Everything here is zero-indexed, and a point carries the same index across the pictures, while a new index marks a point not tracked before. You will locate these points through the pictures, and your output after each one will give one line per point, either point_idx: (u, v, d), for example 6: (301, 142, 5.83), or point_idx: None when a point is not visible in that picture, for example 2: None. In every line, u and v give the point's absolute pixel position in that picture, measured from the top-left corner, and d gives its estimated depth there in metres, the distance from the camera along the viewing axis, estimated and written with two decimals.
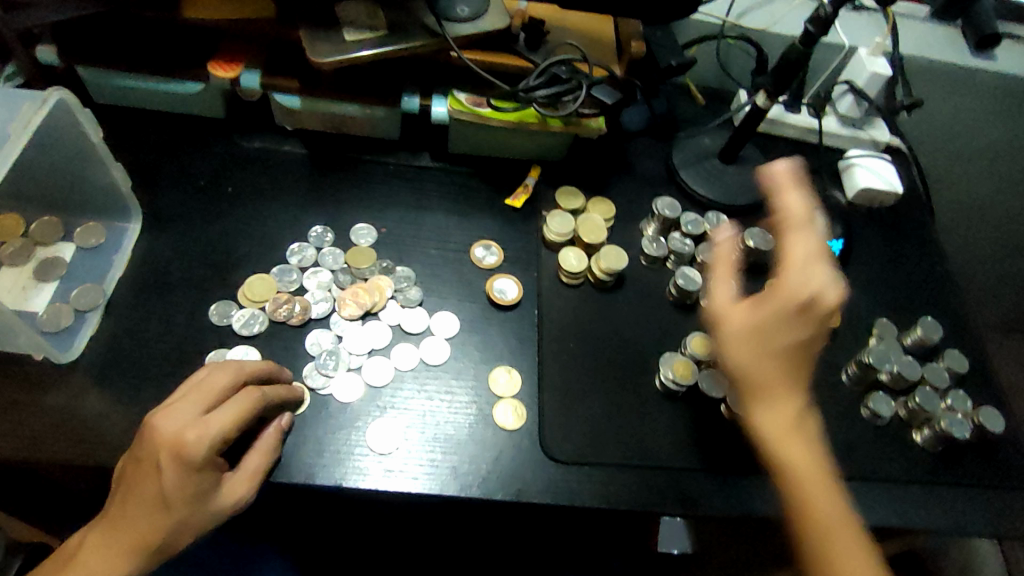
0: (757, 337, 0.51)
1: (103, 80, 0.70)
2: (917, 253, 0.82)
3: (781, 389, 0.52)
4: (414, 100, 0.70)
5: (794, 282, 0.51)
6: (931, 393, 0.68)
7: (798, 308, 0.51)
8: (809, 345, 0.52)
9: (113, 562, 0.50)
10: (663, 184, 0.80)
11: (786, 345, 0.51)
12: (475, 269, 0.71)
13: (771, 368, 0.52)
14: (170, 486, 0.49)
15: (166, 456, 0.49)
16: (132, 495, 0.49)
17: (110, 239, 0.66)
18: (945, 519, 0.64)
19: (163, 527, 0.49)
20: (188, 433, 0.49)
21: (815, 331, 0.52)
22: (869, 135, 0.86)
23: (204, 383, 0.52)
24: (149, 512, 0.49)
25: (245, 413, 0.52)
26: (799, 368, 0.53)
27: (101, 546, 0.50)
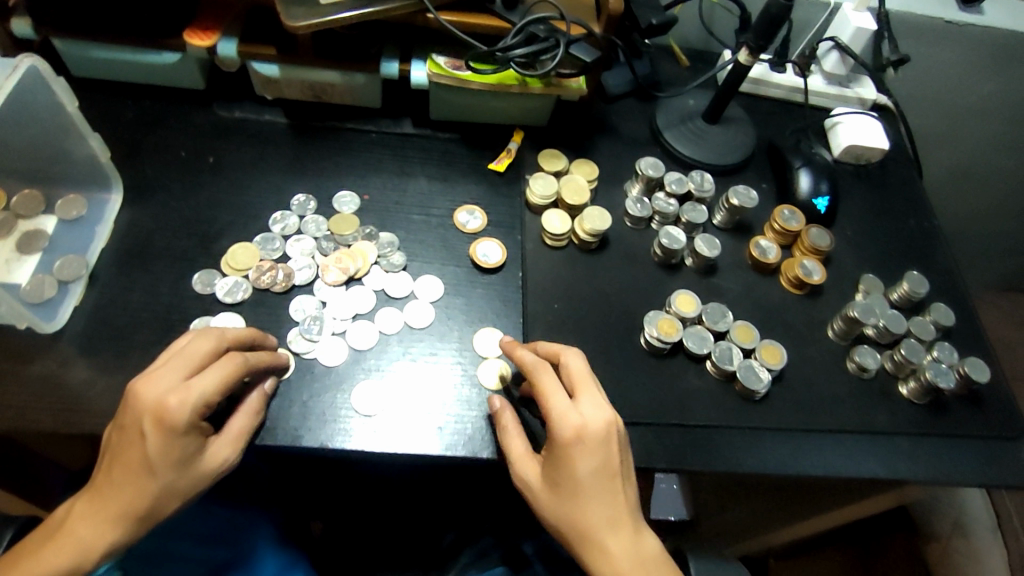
0: (556, 489, 0.52)
1: (78, 51, 0.69)
2: (904, 209, 0.82)
3: (605, 526, 0.52)
4: (393, 65, 0.70)
5: (552, 424, 0.52)
6: (917, 345, 0.69)
7: (565, 449, 0.51)
8: (611, 470, 0.52)
9: (100, 529, 0.49)
10: (647, 145, 0.80)
11: (583, 483, 0.51)
12: (458, 234, 0.71)
13: (588, 510, 0.52)
14: (155, 452, 0.48)
15: (149, 421, 0.48)
16: (117, 462, 0.49)
17: (92, 211, 0.66)
18: (932, 469, 0.65)
19: (149, 494, 0.49)
20: (171, 399, 0.48)
21: (607, 455, 0.52)
22: (857, 93, 0.85)
23: (186, 350, 0.52)
24: (134, 479, 0.49)
25: (229, 378, 0.52)
26: (614, 495, 0.52)
27: (88, 514, 0.49)
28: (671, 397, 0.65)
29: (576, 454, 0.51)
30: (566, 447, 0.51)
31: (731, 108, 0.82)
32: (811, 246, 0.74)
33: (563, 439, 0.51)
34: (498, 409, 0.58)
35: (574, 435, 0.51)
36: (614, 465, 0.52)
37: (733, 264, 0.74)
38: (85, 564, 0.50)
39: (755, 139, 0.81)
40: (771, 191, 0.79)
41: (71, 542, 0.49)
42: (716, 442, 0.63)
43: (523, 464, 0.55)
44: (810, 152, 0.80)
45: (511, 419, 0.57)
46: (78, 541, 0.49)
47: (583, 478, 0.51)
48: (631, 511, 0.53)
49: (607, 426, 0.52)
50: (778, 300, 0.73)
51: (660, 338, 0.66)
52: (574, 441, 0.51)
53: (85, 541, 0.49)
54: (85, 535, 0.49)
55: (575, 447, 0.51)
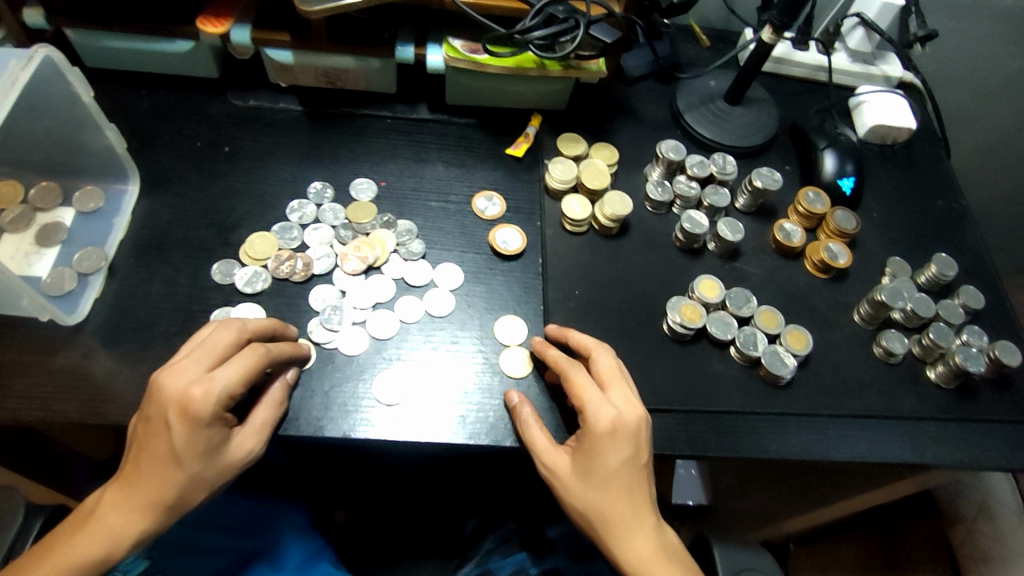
0: (587, 478, 0.52)
1: (90, 41, 0.68)
2: (932, 189, 0.80)
3: (631, 516, 0.52)
4: (409, 49, 0.69)
5: (588, 414, 0.52)
6: (946, 329, 0.67)
7: (601, 438, 0.51)
8: (640, 462, 0.52)
9: (129, 519, 0.49)
10: (667, 128, 0.79)
11: (613, 474, 0.51)
12: (477, 220, 0.70)
13: (616, 501, 0.52)
14: (180, 444, 0.48)
15: (174, 412, 0.48)
16: (144, 452, 0.49)
17: (110, 202, 0.65)
18: (962, 454, 0.63)
19: (176, 485, 0.49)
20: (194, 390, 0.48)
21: (637, 446, 0.52)
22: (882, 71, 0.84)
23: (210, 342, 0.52)
24: (160, 469, 0.49)
25: (252, 369, 0.51)
26: (640, 487, 0.53)
27: (116, 504, 0.50)
28: (694, 384, 0.64)
29: (608, 445, 0.51)
30: (602, 438, 0.51)
31: (754, 88, 0.80)
32: (836, 229, 0.72)
33: (598, 429, 0.51)
34: (515, 405, 0.58)
35: (608, 426, 0.51)
36: (642, 457, 0.53)
37: (757, 248, 0.73)
38: (115, 553, 0.50)
39: (778, 120, 0.79)
40: (795, 173, 0.78)
41: (101, 532, 0.49)
42: (741, 428, 0.62)
43: (549, 454, 0.54)
44: (834, 132, 0.78)
45: (530, 412, 0.57)
46: (108, 531, 0.49)
47: (614, 469, 0.51)
48: (653, 503, 0.54)
49: (638, 419, 0.53)
50: (802, 284, 0.71)
51: (683, 324, 0.65)
52: (608, 431, 0.51)
53: (114, 531, 0.49)
54: (115, 526, 0.49)
55: (608, 438, 0.51)
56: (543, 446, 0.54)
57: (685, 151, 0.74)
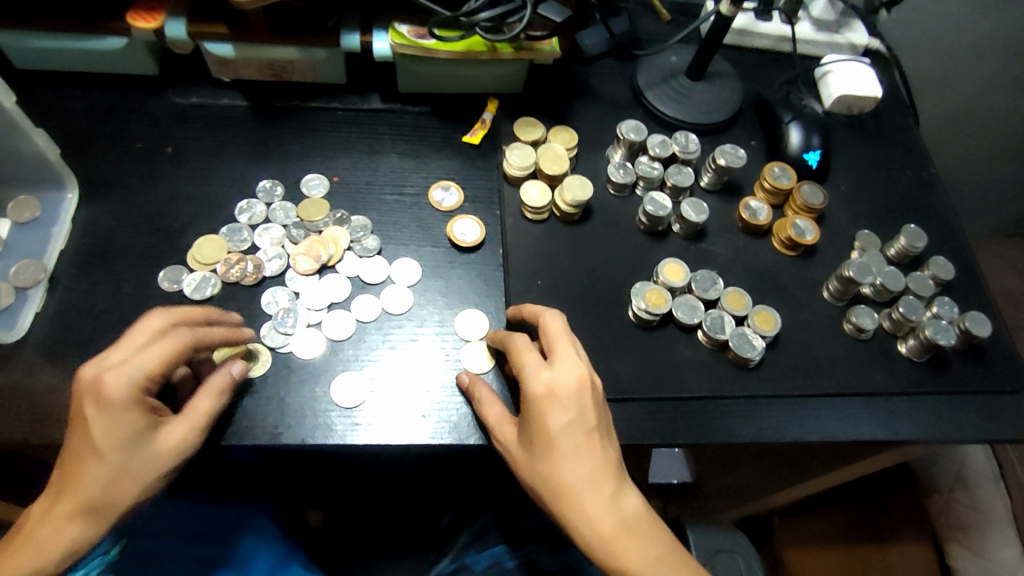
0: (532, 449, 0.50)
1: (17, 42, 0.65)
2: (900, 159, 0.78)
3: (582, 485, 0.48)
4: (354, 37, 0.66)
5: (526, 380, 0.50)
6: (916, 301, 0.66)
7: (538, 403, 0.49)
8: (588, 426, 0.49)
9: (56, 527, 0.47)
10: (629, 107, 0.76)
11: (555, 440, 0.49)
12: (434, 212, 0.68)
13: (563, 469, 0.48)
14: (98, 432, 0.46)
15: (89, 400, 0.46)
16: (68, 450, 0.47)
17: (46, 211, 0.62)
18: (933, 427, 0.63)
19: (101, 480, 0.46)
20: (106, 375, 0.46)
21: (583, 410, 0.49)
22: (847, 39, 0.81)
23: (133, 330, 0.50)
24: (82, 465, 0.46)
25: (174, 351, 0.49)
26: (592, 453, 0.49)
27: (46, 511, 0.47)
28: (661, 370, 0.63)
29: (546, 410, 0.49)
30: (538, 403, 0.49)
31: (716, 62, 0.78)
32: (803, 205, 0.71)
33: (533, 394, 0.49)
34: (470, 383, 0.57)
35: (544, 391, 0.49)
36: (591, 421, 0.49)
37: (723, 228, 0.71)
38: (50, 563, 0.47)
39: (742, 94, 0.77)
40: (760, 148, 0.76)
41: (32, 542, 0.47)
42: (711, 413, 0.61)
43: (502, 428, 0.53)
44: (800, 104, 0.76)
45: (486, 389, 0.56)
46: (38, 539, 0.46)
47: (557, 435, 0.48)
48: (615, 471, 0.50)
49: (581, 380, 0.49)
50: (770, 262, 0.70)
51: (648, 310, 0.63)
52: (543, 395, 0.49)
53: (45, 539, 0.46)
54: (45, 533, 0.46)
55: (544, 403, 0.49)
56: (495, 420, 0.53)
57: (646, 131, 0.72)
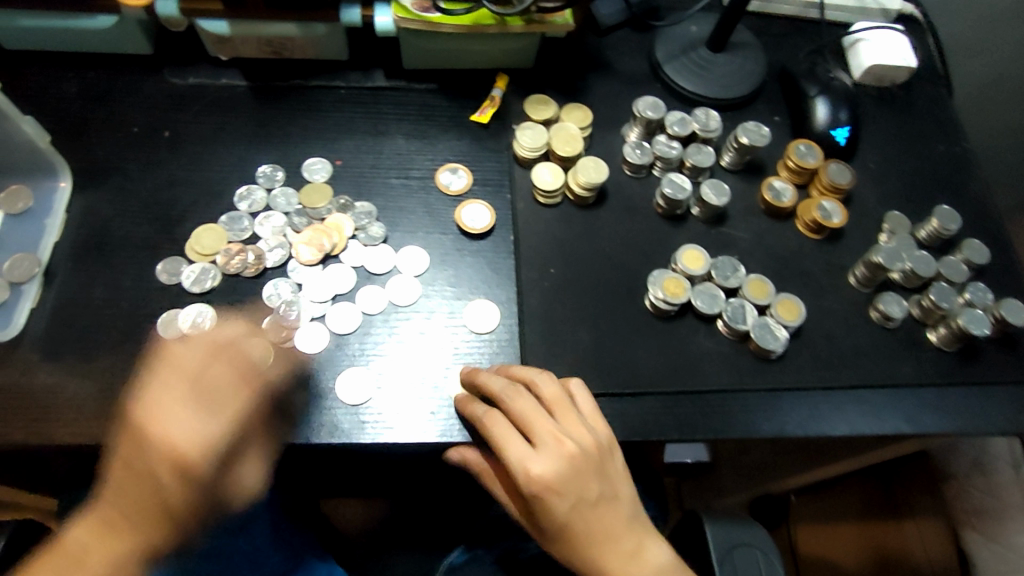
0: (544, 530, 0.50)
1: (4, 22, 0.62)
2: (932, 133, 0.74)
3: (602, 550, 0.49)
4: (354, 11, 0.63)
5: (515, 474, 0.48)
6: (948, 288, 0.63)
7: (535, 496, 0.48)
8: (590, 499, 0.48)
9: (125, 554, 0.47)
10: (646, 81, 0.72)
11: (564, 522, 0.48)
12: (442, 197, 0.65)
13: (578, 544, 0.49)
14: (187, 483, 0.46)
15: (181, 448, 0.46)
16: (132, 479, 0.47)
17: (40, 201, 0.60)
18: (964, 420, 0.60)
19: (177, 522, 0.47)
20: (203, 438, 0.47)
21: (581, 486, 0.48)
22: (878, 4, 0.77)
23: (213, 368, 0.49)
24: (152, 497, 0.46)
25: (234, 382, 0.49)
26: (600, 520, 0.49)
27: (104, 543, 0.46)
28: (679, 361, 0.60)
29: (547, 500, 0.48)
30: (535, 497, 0.48)
31: (739, 32, 0.73)
32: (829, 184, 0.67)
33: (527, 490, 0.48)
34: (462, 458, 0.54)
35: (540, 484, 0.47)
36: (592, 493, 0.48)
37: (745, 210, 0.68)
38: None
39: (766, 65, 0.73)
40: (784, 124, 0.72)
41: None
42: (730, 408, 0.59)
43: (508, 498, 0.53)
44: (827, 76, 0.72)
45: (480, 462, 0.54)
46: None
47: (563, 518, 0.48)
48: (626, 525, 0.50)
49: (570, 459, 0.48)
50: (794, 246, 0.67)
51: (665, 300, 0.61)
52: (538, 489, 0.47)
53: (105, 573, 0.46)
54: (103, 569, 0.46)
55: (541, 496, 0.47)
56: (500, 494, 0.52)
57: (665, 108, 0.68)
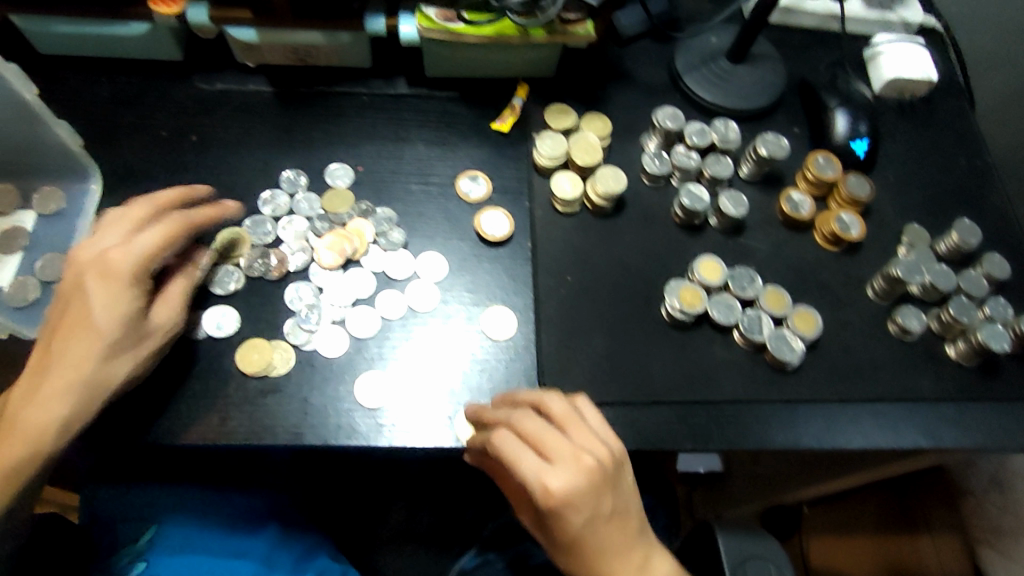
0: (557, 543, 0.49)
1: (41, 28, 0.64)
2: (954, 147, 0.74)
3: (614, 562, 0.49)
4: (379, 21, 0.64)
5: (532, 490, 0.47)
6: (967, 302, 0.63)
7: (551, 511, 0.47)
8: (604, 514, 0.48)
9: (49, 405, 0.47)
10: (666, 91, 0.73)
11: (578, 536, 0.48)
12: (461, 204, 0.66)
13: (592, 558, 0.49)
14: (98, 310, 0.48)
15: (91, 278, 0.49)
16: (61, 328, 0.49)
17: (71, 202, 0.62)
18: (982, 437, 0.60)
19: (95, 360, 0.48)
20: (112, 251, 0.49)
21: (597, 502, 0.48)
22: (899, 17, 0.77)
23: (126, 213, 0.53)
24: (78, 340, 0.48)
25: (167, 235, 0.52)
26: (613, 533, 0.49)
27: (28, 396, 0.48)
28: (694, 371, 0.60)
29: (564, 516, 0.47)
30: (550, 512, 0.47)
31: (760, 43, 0.74)
32: (848, 197, 0.67)
33: (543, 506, 0.47)
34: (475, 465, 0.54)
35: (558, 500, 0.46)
36: (606, 508, 0.48)
37: (762, 221, 0.68)
38: (43, 451, 0.48)
39: (785, 77, 0.73)
40: (803, 136, 0.72)
41: (24, 430, 0.47)
42: (746, 419, 0.59)
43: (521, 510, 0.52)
44: (848, 88, 0.72)
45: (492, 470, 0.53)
46: (26, 429, 0.47)
47: (578, 533, 0.48)
48: (636, 536, 0.51)
49: (586, 475, 0.47)
50: (811, 258, 0.67)
51: (682, 310, 0.61)
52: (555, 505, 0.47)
53: (36, 425, 0.47)
54: (33, 419, 0.47)
55: (558, 512, 0.47)
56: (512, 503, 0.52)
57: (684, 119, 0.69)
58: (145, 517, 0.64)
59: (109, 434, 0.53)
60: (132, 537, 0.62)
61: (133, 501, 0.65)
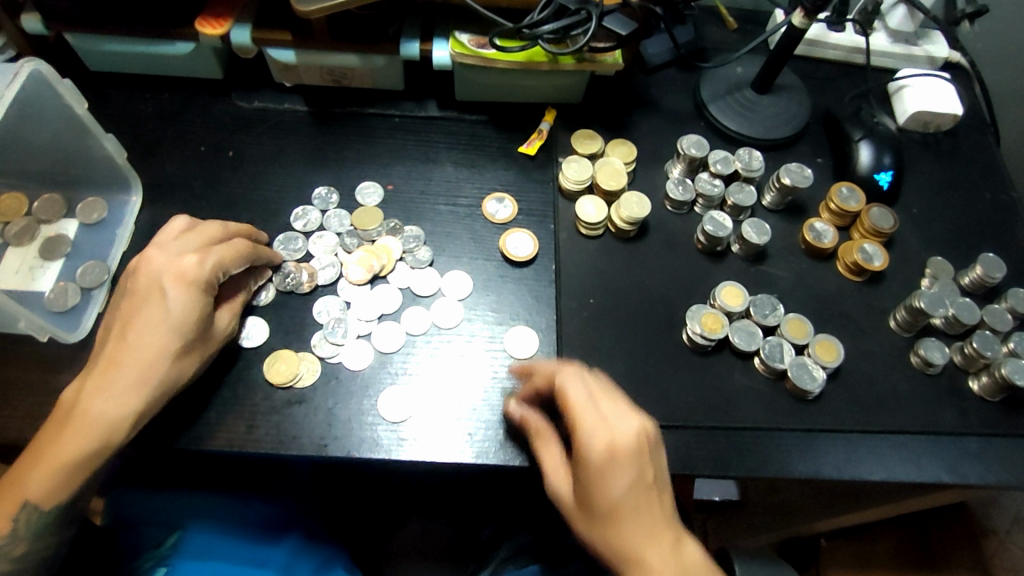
0: (592, 509, 0.47)
1: (92, 45, 0.67)
2: (979, 181, 0.74)
3: (648, 544, 0.46)
4: (414, 46, 0.65)
5: (583, 439, 0.46)
6: (991, 336, 0.62)
7: (598, 464, 0.46)
8: (647, 483, 0.47)
9: (119, 401, 0.49)
10: (690, 120, 0.74)
11: (618, 501, 0.46)
12: (487, 224, 0.67)
13: (625, 531, 0.46)
14: (176, 312, 0.51)
15: (169, 282, 0.51)
16: (134, 325, 0.51)
17: (113, 213, 0.64)
18: (1007, 473, 0.59)
19: (167, 359, 0.51)
20: (189, 260, 0.52)
21: (642, 467, 0.47)
22: (925, 51, 0.77)
23: (195, 227, 0.56)
24: (153, 338, 0.50)
25: (235, 252, 0.55)
26: (651, 510, 0.47)
27: (98, 390, 0.49)
28: (715, 397, 0.61)
29: (608, 474, 0.46)
30: (597, 466, 0.46)
31: (785, 74, 0.75)
32: (871, 228, 0.68)
33: (591, 457, 0.46)
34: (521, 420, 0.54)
35: (605, 453, 0.46)
36: (649, 477, 0.47)
37: (785, 249, 0.68)
38: (111, 443, 0.49)
39: (810, 108, 0.74)
40: (827, 166, 0.73)
41: (95, 423, 0.49)
42: (766, 446, 0.59)
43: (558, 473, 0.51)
44: (872, 121, 0.72)
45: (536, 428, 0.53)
46: (95, 423, 0.49)
47: (619, 497, 0.46)
48: (672, 523, 0.48)
49: (638, 435, 0.47)
50: (834, 288, 0.67)
51: (703, 335, 0.61)
52: (604, 457, 0.46)
53: (108, 419, 0.49)
54: (105, 412, 0.49)
55: (605, 465, 0.46)
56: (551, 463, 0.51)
57: (708, 147, 0.70)
58: (170, 521, 0.66)
59: (140, 439, 0.54)
60: (155, 542, 0.63)
61: (160, 504, 0.67)
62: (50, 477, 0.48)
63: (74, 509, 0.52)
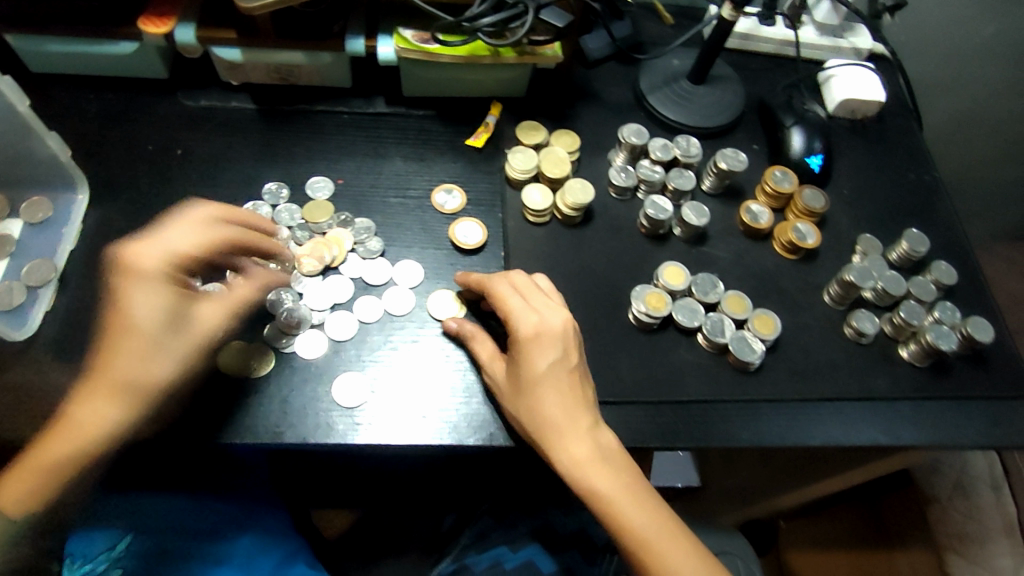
0: (519, 385, 0.54)
1: (31, 47, 0.67)
2: (904, 163, 0.78)
3: (565, 415, 0.53)
4: (359, 41, 0.67)
5: (518, 323, 0.54)
6: (917, 306, 0.66)
7: (528, 341, 0.54)
8: (570, 366, 0.54)
9: (97, 408, 0.54)
10: (631, 110, 0.77)
11: (541, 377, 0.53)
12: (437, 214, 0.69)
13: (546, 402, 0.53)
14: (136, 308, 0.55)
15: (125, 282, 0.56)
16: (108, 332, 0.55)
17: (58, 211, 0.64)
18: (936, 432, 0.63)
19: (138, 361, 0.55)
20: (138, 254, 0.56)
21: (565, 351, 0.54)
22: (851, 43, 0.82)
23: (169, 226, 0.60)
24: (122, 340, 0.55)
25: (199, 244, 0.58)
26: (573, 389, 0.54)
27: (82, 399, 0.54)
28: (661, 372, 0.63)
29: (534, 350, 0.53)
30: (527, 343, 0.54)
31: (719, 66, 0.78)
32: (804, 208, 0.71)
33: (523, 335, 0.54)
34: (456, 327, 0.61)
35: (533, 332, 0.54)
36: (573, 362, 0.54)
37: (724, 230, 0.71)
38: (90, 449, 0.53)
39: (744, 98, 0.78)
40: (762, 152, 0.76)
41: (78, 430, 0.53)
42: (710, 416, 0.61)
43: (492, 365, 0.57)
44: (802, 108, 0.76)
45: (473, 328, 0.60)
46: (76, 428, 0.53)
47: (543, 371, 0.53)
48: (589, 405, 0.55)
49: (564, 323, 0.55)
50: (771, 265, 0.70)
51: (648, 313, 0.64)
52: (532, 336, 0.54)
53: (86, 424, 0.53)
54: (86, 419, 0.53)
55: (533, 342, 0.54)
56: (485, 353, 0.58)
57: (648, 135, 0.73)
58: (125, 523, 0.64)
59: None
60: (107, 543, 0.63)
61: (114, 509, 0.65)
62: (26, 483, 0.52)
63: (37, 508, 0.53)
